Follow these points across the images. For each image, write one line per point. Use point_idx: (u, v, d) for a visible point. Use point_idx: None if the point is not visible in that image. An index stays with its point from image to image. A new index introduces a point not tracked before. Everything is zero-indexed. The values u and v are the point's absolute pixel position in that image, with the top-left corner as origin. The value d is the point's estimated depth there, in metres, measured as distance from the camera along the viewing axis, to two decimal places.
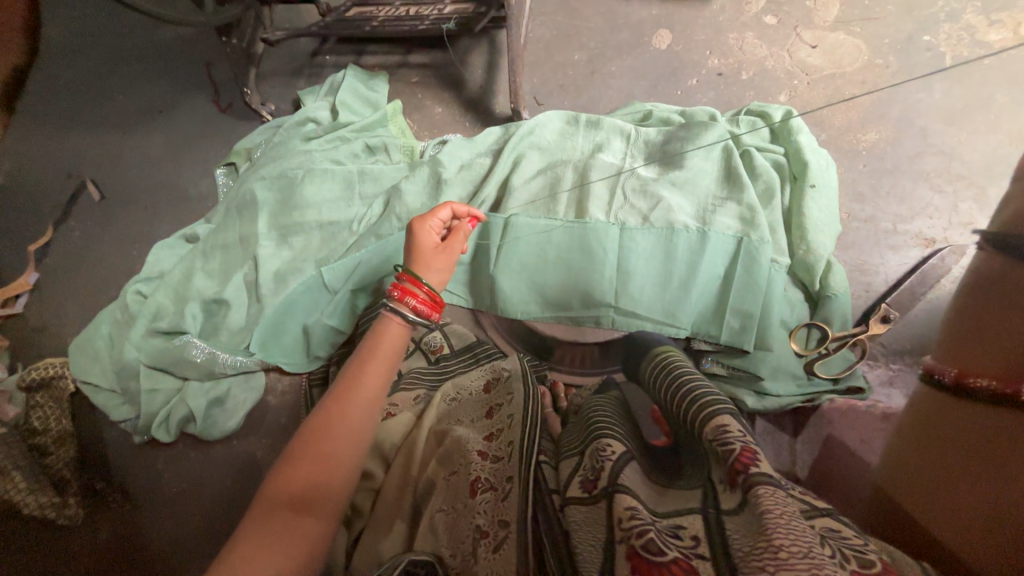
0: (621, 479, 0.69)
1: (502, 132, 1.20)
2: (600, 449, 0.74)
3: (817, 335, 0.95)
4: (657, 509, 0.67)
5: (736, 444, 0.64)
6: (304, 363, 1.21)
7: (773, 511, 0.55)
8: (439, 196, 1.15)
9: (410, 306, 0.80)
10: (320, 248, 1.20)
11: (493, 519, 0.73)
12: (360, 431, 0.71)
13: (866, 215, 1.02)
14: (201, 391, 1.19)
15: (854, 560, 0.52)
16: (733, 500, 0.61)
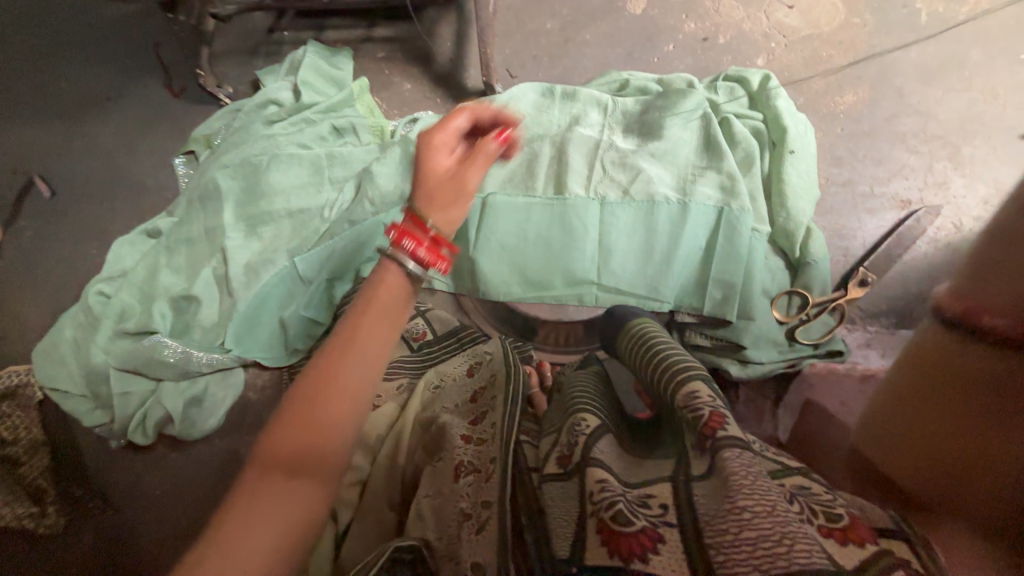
0: (595, 452, 0.70)
1: (475, 108, 1.15)
2: (575, 424, 0.76)
3: (798, 302, 0.95)
4: (630, 481, 0.68)
5: (704, 408, 0.68)
6: (284, 357, 1.18)
7: (738, 474, 0.59)
8: (412, 178, 1.10)
9: (410, 252, 0.65)
10: (291, 238, 1.15)
11: (475, 501, 0.73)
12: (360, 391, 0.59)
13: (845, 179, 1.01)
14: (178, 392, 1.14)
15: (823, 515, 0.60)
16: (700, 464, 0.64)
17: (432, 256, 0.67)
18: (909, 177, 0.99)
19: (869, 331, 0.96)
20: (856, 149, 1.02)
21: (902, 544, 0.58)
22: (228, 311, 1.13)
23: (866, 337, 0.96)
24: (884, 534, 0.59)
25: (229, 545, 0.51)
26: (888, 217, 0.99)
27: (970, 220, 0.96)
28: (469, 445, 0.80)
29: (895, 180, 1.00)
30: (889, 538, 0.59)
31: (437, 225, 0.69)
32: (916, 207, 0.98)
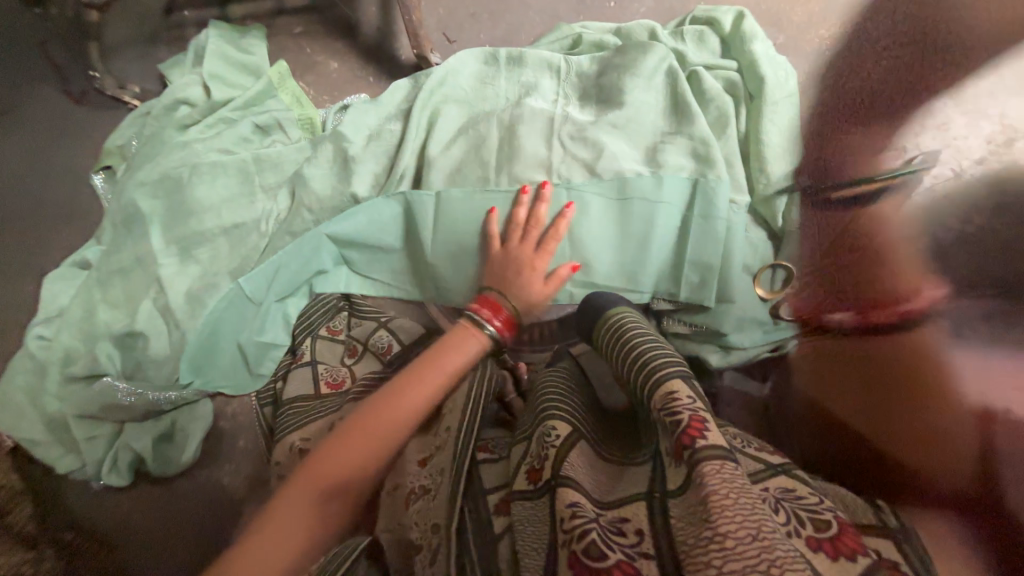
0: (565, 469, 0.63)
1: (411, 87, 1.01)
2: (545, 434, 0.69)
3: (782, 276, 0.88)
4: (601, 500, 0.63)
5: (684, 416, 0.58)
6: (248, 384, 1.10)
7: (717, 491, 0.51)
8: (349, 177, 0.98)
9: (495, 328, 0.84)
10: (229, 258, 1.04)
11: (424, 527, 0.70)
12: (414, 415, 0.76)
13: (831, 131, 0.90)
14: (144, 431, 1.09)
15: (809, 522, 0.53)
16: (680, 477, 0.56)
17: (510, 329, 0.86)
18: None
19: None
20: (844, 93, 0.90)
21: (890, 543, 0.52)
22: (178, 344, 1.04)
23: None
24: (871, 532, 0.54)
25: (261, 545, 0.63)
26: None
27: None
28: (420, 471, 0.76)
29: None
30: (877, 537, 0.53)
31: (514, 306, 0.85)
32: None
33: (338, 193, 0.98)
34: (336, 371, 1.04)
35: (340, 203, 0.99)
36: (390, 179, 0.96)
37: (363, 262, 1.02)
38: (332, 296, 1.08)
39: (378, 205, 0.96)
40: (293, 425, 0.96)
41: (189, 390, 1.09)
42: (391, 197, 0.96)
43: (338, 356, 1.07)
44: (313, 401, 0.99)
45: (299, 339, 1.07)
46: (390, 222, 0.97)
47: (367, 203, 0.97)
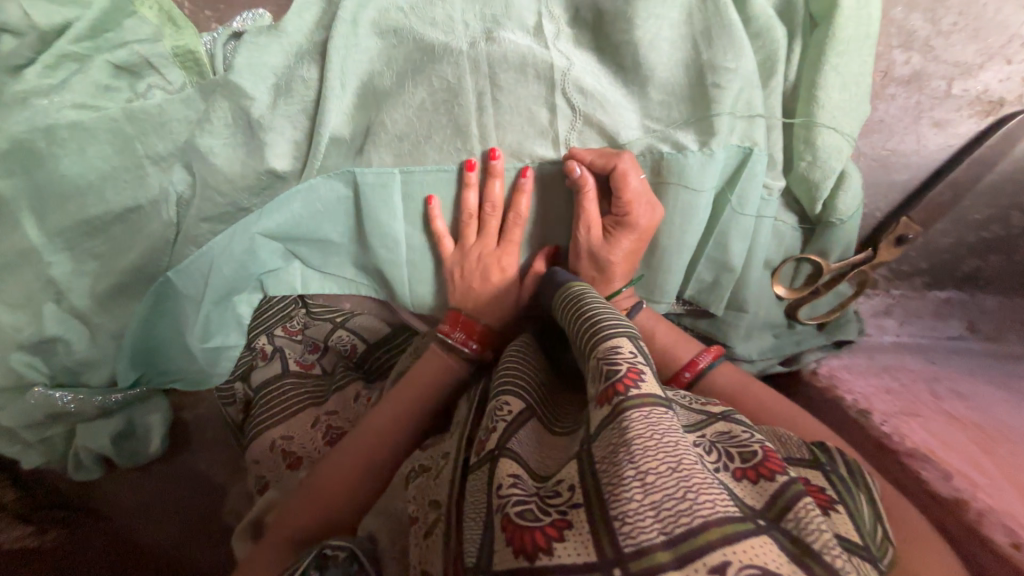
0: (511, 441, 0.49)
1: (325, 7, 0.71)
2: (495, 407, 0.53)
3: (807, 270, 0.73)
4: (541, 470, 0.47)
5: (622, 365, 0.45)
6: (201, 382, 0.93)
7: (641, 433, 0.39)
8: (260, 148, 0.74)
9: (472, 350, 0.72)
10: (135, 250, 0.83)
11: (423, 501, 0.60)
12: (414, 408, 0.71)
13: (909, 74, 0.66)
14: (99, 431, 0.92)
15: (737, 456, 0.42)
16: (599, 417, 0.44)
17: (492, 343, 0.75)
18: (1013, 61, 0.63)
19: (891, 294, 0.77)
20: (942, 13, 0.62)
21: (819, 475, 0.43)
22: (109, 350, 0.88)
23: (889, 303, 0.76)
24: (801, 466, 0.44)
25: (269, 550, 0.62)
26: (963, 129, 0.67)
27: None
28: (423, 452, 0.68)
29: (990, 67, 0.64)
30: (806, 470, 0.44)
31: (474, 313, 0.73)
32: (1008, 111, 0.66)
33: (252, 169, 0.74)
34: (303, 358, 0.93)
35: (256, 182, 0.75)
36: (320, 147, 0.71)
37: (307, 253, 0.84)
38: (286, 297, 0.93)
39: (310, 188, 0.75)
40: (264, 426, 0.84)
41: (136, 391, 0.94)
42: (325, 178, 0.74)
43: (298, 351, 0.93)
44: (286, 397, 0.86)
45: (254, 340, 0.94)
46: (328, 209, 0.77)
47: (296, 187, 0.76)
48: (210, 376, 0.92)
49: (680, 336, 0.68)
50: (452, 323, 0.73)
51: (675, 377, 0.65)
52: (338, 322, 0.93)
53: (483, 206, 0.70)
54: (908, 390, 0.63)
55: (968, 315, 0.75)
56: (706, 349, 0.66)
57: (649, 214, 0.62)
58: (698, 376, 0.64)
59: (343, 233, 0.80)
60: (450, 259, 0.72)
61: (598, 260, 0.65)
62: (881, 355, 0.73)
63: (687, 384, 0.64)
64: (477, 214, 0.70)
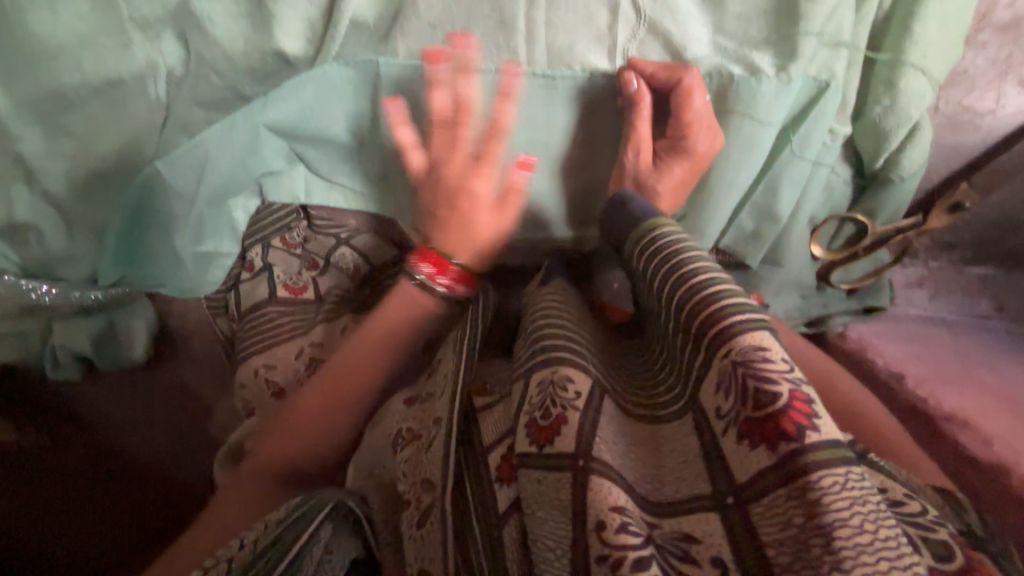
0: (598, 449, 0.45)
1: None
2: (556, 386, 0.49)
3: (850, 231, 0.69)
4: (646, 494, 0.44)
5: (781, 385, 0.38)
6: (187, 288, 0.87)
7: (850, 520, 0.33)
8: (265, 23, 0.64)
9: (443, 286, 0.70)
10: (118, 134, 0.73)
11: (414, 480, 0.57)
12: (376, 348, 0.69)
13: (1009, 20, 0.57)
14: (79, 332, 0.85)
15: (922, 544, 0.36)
16: (760, 458, 0.38)
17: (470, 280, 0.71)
18: None
19: (929, 266, 0.73)
20: None
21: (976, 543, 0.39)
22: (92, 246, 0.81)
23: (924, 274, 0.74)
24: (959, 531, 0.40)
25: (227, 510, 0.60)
26: None
27: None
28: (411, 410, 0.64)
29: None
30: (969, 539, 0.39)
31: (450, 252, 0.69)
32: None
33: (256, 47, 0.65)
34: (294, 280, 0.88)
35: (260, 66, 0.66)
36: (340, 28, 0.62)
37: (314, 155, 0.76)
38: (287, 205, 0.84)
39: (324, 74, 0.66)
40: (248, 351, 0.83)
41: (120, 290, 0.87)
42: (342, 65, 0.65)
43: (291, 269, 0.88)
44: (271, 322, 0.85)
45: (248, 249, 0.86)
46: (342, 101, 0.69)
47: (310, 72, 0.66)
48: (202, 280, 0.86)
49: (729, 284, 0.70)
50: (422, 257, 0.70)
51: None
52: (342, 239, 0.87)
53: (454, 115, 0.63)
54: (932, 356, 0.65)
55: (997, 295, 0.72)
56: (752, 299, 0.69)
57: (708, 140, 0.58)
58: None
59: (357, 132, 0.72)
60: (416, 173, 0.67)
61: (644, 186, 0.61)
62: (911, 327, 0.71)
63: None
64: (446, 124, 0.63)
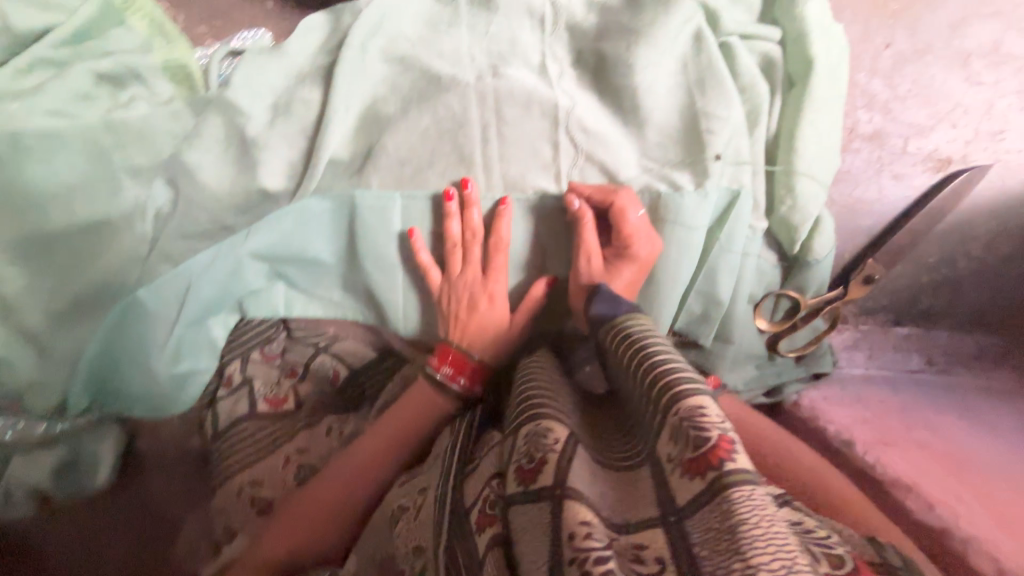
0: (573, 480, 0.49)
1: (330, 30, 0.71)
2: (540, 435, 0.53)
3: (786, 306, 0.77)
4: (613, 518, 0.48)
5: (712, 432, 0.43)
6: (161, 408, 0.86)
7: (752, 523, 0.39)
8: (251, 167, 0.71)
9: (460, 383, 0.73)
10: (101, 267, 0.76)
11: (407, 544, 0.61)
12: (408, 431, 0.73)
13: (872, 131, 0.73)
14: (37, 462, 0.83)
15: (825, 560, 0.43)
16: (694, 489, 0.44)
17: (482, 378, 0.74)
18: (958, 125, 0.71)
19: (859, 329, 0.82)
20: (898, 80, 0.70)
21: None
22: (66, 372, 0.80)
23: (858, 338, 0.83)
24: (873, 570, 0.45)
25: None
26: (918, 183, 0.75)
27: (1017, 184, 0.73)
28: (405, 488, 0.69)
29: (938, 129, 0.72)
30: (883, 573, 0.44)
31: (474, 352, 0.72)
32: (954, 168, 0.73)
33: (241, 186, 0.72)
34: (274, 391, 0.88)
35: (245, 200, 0.73)
36: (317, 168, 0.70)
37: (294, 273, 0.80)
38: (268, 319, 0.87)
39: (303, 208, 0.73)
40: (229, 470, 0.82)
41: (86, 418, 0.86)
42: (319, 198, 0.72)
43: (270, 382, 0.89)
44: (255, 437, 0.84)
45: (226, 365, 0.88)
46: (319, 227, 0.75)
47: (288, 206, 0.73)
48: (177, 399, 0.86)
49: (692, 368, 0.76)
50: (441, 358, 0.73)
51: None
52: (321, 347, 0.88)
53: (465, 235, 0.70)
54: (879, 422, 0.70)
55: (926, 349, 0.81)
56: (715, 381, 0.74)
57: (647, 243, 0.65)
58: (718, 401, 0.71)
59: (334, 251, 0.77)
60: (437, 288, 0.72)
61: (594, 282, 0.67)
62: (853, 387, 0.78)
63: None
64: (459, 243, 0.70)
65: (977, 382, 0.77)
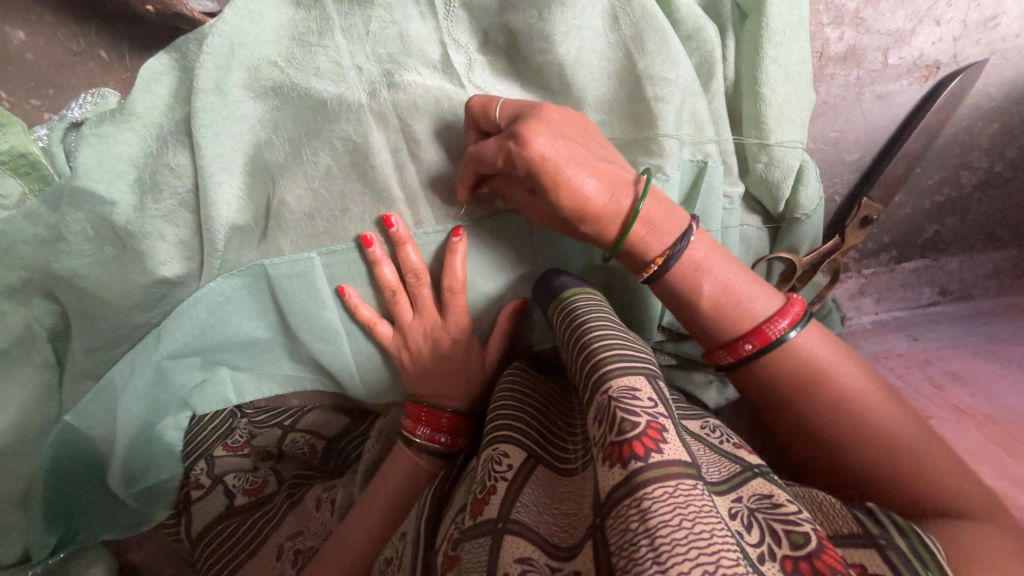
0: (517, 509, 0.39)
1: (180, 74, 0.57)
2: (490, 461, 0.44)
3: (781, 268, 0.68)
4: (560, 545, 0.38)
5: (640, 415, 0.35)
6: (130, 522, 0.75)
7: (672, 527, 0.30)
8: (139, 257, 0.59)
9: (444, 440, 0.63)
10: (10, 409, 0.65)
11: None
12: (400, 493, 0.62)
13: (845, 50, 0.62)
14: None
15: (785, 537, 0.32)
16: (609, 482, 0.34)
17: (466, 428, 0.65)
18: (942, 20, 0.61)
19: (863, 274, 0.76)
20: None
21: (876, 559, 0.34)
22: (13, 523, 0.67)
23: (862, 283, 0.77)
24: (853, 546, 0.36)
25: None
26: (908, 98, 0.64)
27: (1016, 75, 0.63)
28: (389, 550, 0.56)
29: (921, 31, 0.61)
30: (860, 552, 0.35)
31: (451, 404, 0.64)
32: (945, 72, 0.63)
33: (135, 284, 0.60)
34: (252, 480, 0.76)
35: (145, 297, 0.61)
36: (215, 244, 0.59)
37: (232, 357, 0.69)
38: (218, 411, 0.79)
39: (212, 292, 0.62)
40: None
41: (58, 556, 0.71)
42: (228, 277, 0.62)
43: (244, 473, 0.77)
44: (234, 534, 0.70)
45: (191, 468, 0.77)
46: (240, 308, 0.64)
47: (198, 292, 0.62)
48: (152, 513, 0.75)
49: (746, 283, 0.52)
50: (415, 419, 0.64)
51: (731, 348, 0.51)
52: (288, 425, 0.80)
53: (405, 277, 0.59)
54: (908, 386, 0.61)
55: (938, 280, 0.76)
56: (779, 312, 0.50)
57: (525, 165, 0.48)
58: (770, 346, 0.49)
59: (268, 326, 0.66)
60: (391, 343, 0.62)
61: (582, 236, 0.54)
62: (870, 343, 0.74)
63: (750, 357, 0.50)
64: (402, 288, 0.60)
65: (998, 303, 0.71)
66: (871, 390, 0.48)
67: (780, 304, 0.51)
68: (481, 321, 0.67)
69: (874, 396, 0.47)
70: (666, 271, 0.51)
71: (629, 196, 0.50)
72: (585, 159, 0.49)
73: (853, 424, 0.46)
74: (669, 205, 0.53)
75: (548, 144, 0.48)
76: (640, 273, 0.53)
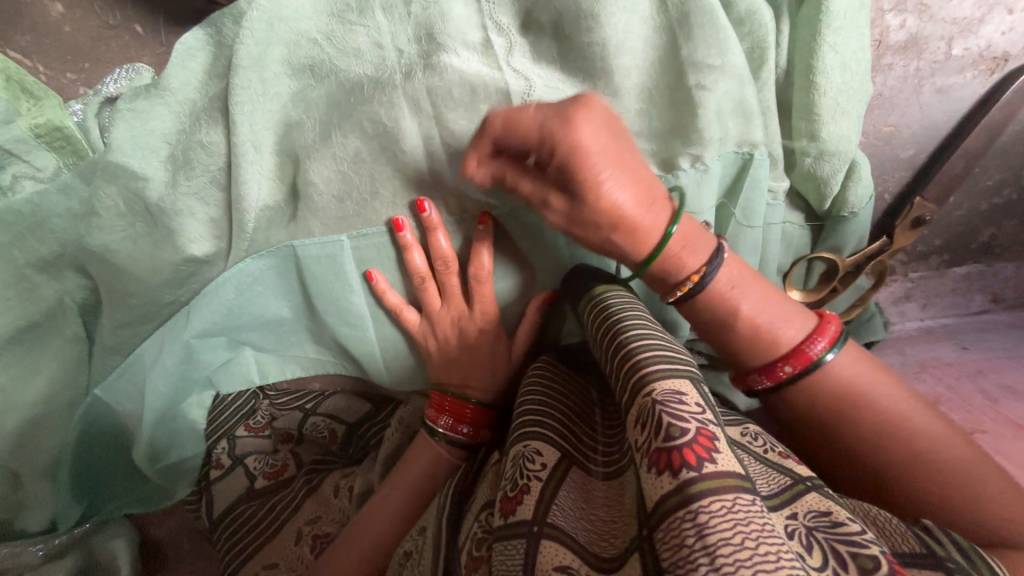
0: (553, 512, 0.38)
1: (214, 50, 0.56)
2: (521, 458, 0.42)
3: (821, 269, 0.65)
4: (599, 554, 0.36)
5: (690, 421, 0.34)
6: (154, 497, 0.75)
7: (734, 548, 0.28)
8: (168, 233, 0.59)
9: (468, 431, 0.62)
10: (42, 380, 0.66)
11: None
12: (421, 485, 0.61)
13: (906, 39, 0.58)
14: None
15: (851, 562, 0.30)
16: (657, 493, 0.32)
17: (489, 420, 0.64)
18: (1013, 9, 0.57)
19: (911, 278, 0.73)
20: None
21: None
22: (43, 493, 0.68)
23: (908, 289, 0.74)
24: (917, 567, 0.33)
25: None
26: (970, 93, 0.61)
27: None
28: (409, 542, 0.55)
29: (990, 20, 0.57)
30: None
31: (475, 396, 0.63)
32: (1012, 67, 0.59)
33: (165, 261, 0.60)
34: (272, 463, 0.76)
35: (175, 275, 0.61)
36: (245, 225, 0.58)
37: (257, 338, 0.69)
38: (241, 390, 0.78)
39: (241, 272, 0.62)
40: (239, 560, 0.68)
41: (84, 527, 0.71)
42: (257, 258, 0.61)
43: (264, 456, 0.77)
44: (255, 518, 0.70)
45: (213, 447, 0.75)
46: (268, 288, 0.63)
47: (225, 273, 0.61)
48: (173, 489, 0.75)
49: (781, 302, 0.50)
50: (438, 408, 0.63)
51: (769, 371, 0.49)
52: (310, 408, 0.79)
53: (435, 264, 0.59)
54: (959, 397, 0.58)
55: (990, 287, 0.73)
56: (817, 331, 0.48)
57: (566, 163, 0.45)
58: (810, 368, 0.47)
59: (293, 308, 0.66)
60: (417, 330, 0.62)
61: (612, 247, 0.50)
62: (913, 350, 0.71)
63: (790, 379, 0.48)
64: (431, 275, 0.59)
65: None
66: (912, 405, 0.46)
67: (816, 323, 0.50)
68: (507, 311, 0.65)
69: (911, 412, 0.45)
70: (699, 291, 0.49)
71: (665, 212, 0.49)
72: (627, 164, 0.47)
73: (884, 433, 0.45)
74: (699, 224, 0.52)
75: (596, 141, 0.44)
76: (669, 294, 0.51)
